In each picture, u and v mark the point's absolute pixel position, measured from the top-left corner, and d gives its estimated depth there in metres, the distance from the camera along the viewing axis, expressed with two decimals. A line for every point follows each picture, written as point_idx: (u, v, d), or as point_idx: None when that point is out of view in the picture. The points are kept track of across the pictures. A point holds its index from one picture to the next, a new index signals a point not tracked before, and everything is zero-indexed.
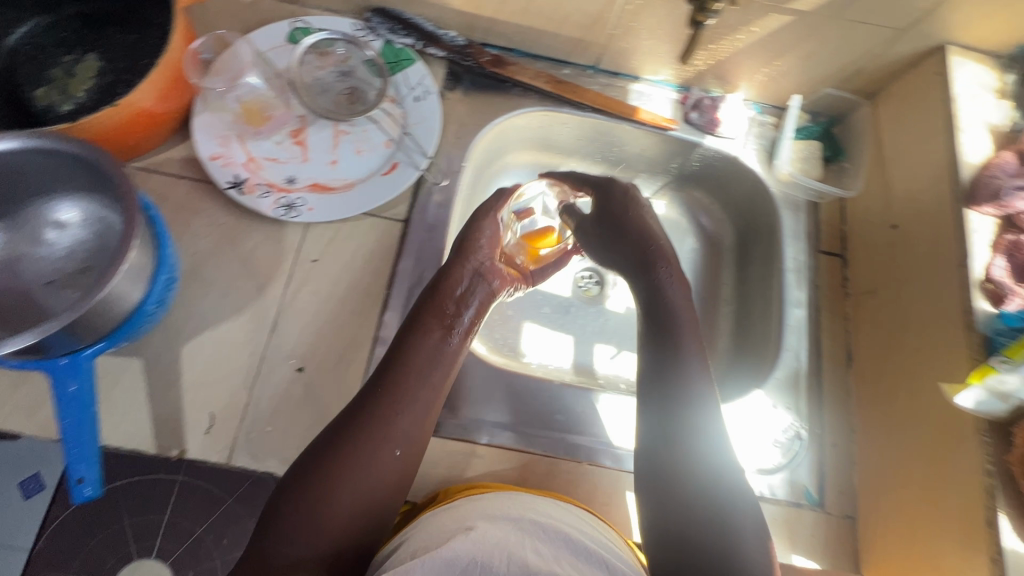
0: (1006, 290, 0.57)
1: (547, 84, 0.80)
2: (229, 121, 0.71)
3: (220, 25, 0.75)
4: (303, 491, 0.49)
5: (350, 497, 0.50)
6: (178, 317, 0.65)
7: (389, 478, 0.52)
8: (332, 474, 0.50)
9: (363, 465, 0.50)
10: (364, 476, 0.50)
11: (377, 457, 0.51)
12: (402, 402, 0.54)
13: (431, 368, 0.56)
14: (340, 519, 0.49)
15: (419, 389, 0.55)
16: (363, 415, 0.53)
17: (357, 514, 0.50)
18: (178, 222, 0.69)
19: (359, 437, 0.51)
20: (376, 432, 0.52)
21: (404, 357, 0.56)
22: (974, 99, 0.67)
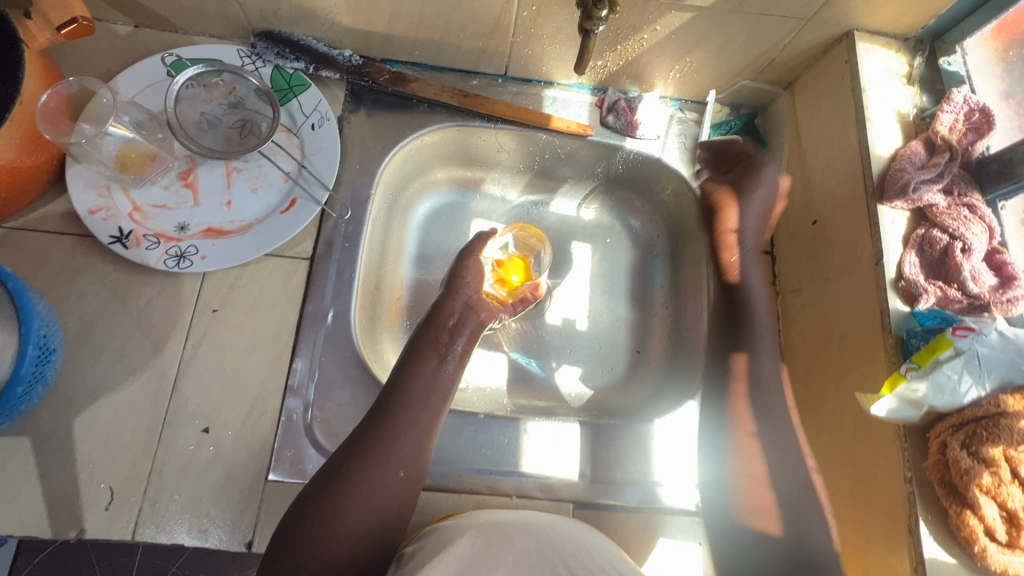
0: (918, 288, 0.56)
1: (453, 99, 0.77)
2: (105, 169, 0.65)
3: (95, 63, 0.70)
4: (317, 507, 0.55)
5: (359, 510, 0.56)
6: (68, 388, 0.61)
7: (395, 495, 0.57)
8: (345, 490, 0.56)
9: (371, 482, 0.57)
10: (375, 491, 0.56)
11: (387, 473, 0.57)
12: (405, 423, 0.60)
13: (431, 391, 0.64)
14: (350, 531, 0.55)
15: (422, 410, 0.62)
16: (372, 435, 0.59)
17: (364, 528, 0.55)
18: (60, 284, 0.63)
19: (370, 455, 0.58)
20: (382, 453, 0.58)
21: (406, 381, 0.63)
22: (882, 86, 0.65)
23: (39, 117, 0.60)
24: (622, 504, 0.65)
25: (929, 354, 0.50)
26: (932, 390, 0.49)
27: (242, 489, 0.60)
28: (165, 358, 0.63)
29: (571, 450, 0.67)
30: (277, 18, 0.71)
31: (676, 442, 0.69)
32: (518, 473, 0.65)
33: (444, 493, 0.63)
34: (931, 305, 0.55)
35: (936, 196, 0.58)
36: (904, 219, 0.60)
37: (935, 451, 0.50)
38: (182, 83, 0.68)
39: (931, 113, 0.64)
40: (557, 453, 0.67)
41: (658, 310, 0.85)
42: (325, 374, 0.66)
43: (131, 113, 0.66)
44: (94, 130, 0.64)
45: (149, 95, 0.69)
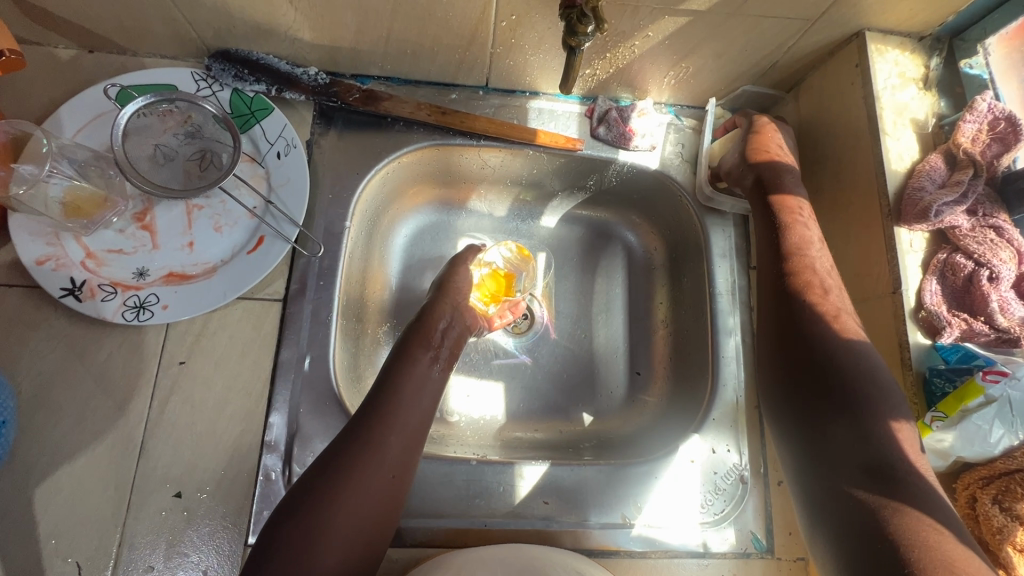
0: (942, 320, 0.51)
1: (430, 117, 0.70)
2: (50, 214, 0.59)
3: (36, 93, 0.64)
4: (295, 524, 0.49)
5: (343, 526, 0.50)
6: (25, 456, 0.56)
7: (382, 507, 0.53)
8: (327, 504, 0.51)
9: (354, 493, 0.52)
10: (360, 503, 0.52)
11: (373, 483, 0.53)
12: (393, 429, 0.56)
13: (420, 393, 0.60)
14: (335, 545, 0.50)
15: (410, 413, 0.58)
16: (355, 443, 0.54)
17: (350, 546, 0.51)
18: (12, 341, 0.58)
19: (354, 465, 0.53)
20: (369, 455, 0.53)
21: (393, 383, 0.59)
22: (896, 93, 0.60)
23: None
24: (625, 548, 0.62)
25: (957, 403, 0.46)
26: (960, 440, 0.47)
27: (221, 556, 0.56)
28: (130, 418, 0.59)
29: (571, 493, 0.63)
30: (232, 37, 0.64)
31: (683, 479, 0.65)
32: (514, 521, 0.62)
33: (436, 548, 0.60)
34: (955, 338, 0.51)
35: (959, 217, 0.53)
36: (923, 241, 0.55)
37: (963, 505, 0.47)
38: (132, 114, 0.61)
39: (950, 121, 0.59)
40: (555, 497, 0.63)
41: (658, 330, 0.80)
42: (304, 426, 0.61)
43: (73, 153, 0.60)
44: (34, 172, 0.57)
45: (96, 129, 0.63)
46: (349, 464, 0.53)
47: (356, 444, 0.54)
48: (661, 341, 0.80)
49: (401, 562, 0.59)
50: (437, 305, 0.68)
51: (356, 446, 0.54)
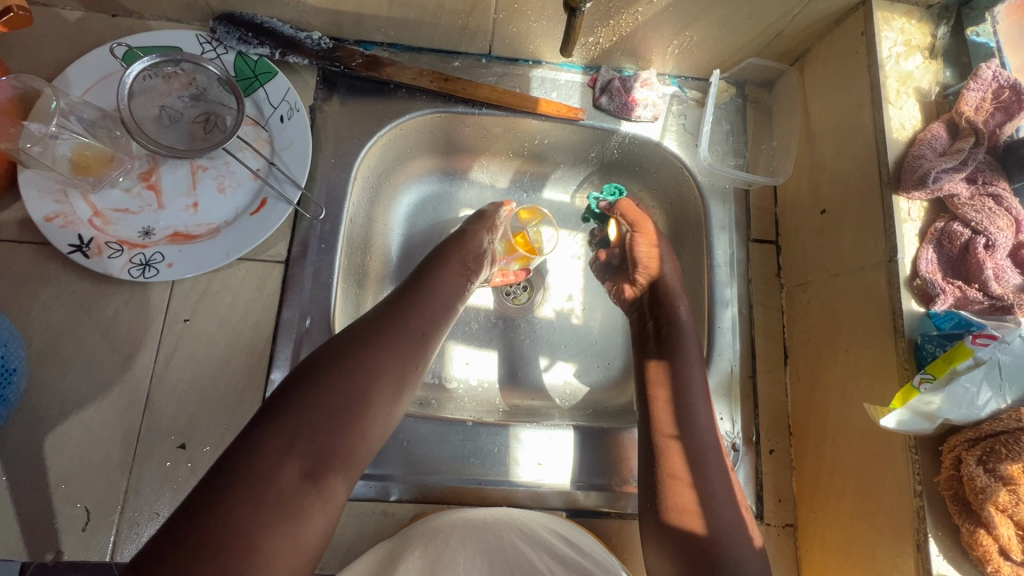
0: (936, 288, 0.52)
1: (433, 84, 0.71)
2: (59, 172, 0.60)
3: (43, 54, 0.65)
4: (316, 391, 0.52)
5: (356, 400, 0.53)
6: (37, 405, 0.58)
7: (394, 392, 0.55)
8: (347, 378, 0.53)
9: (375, 375, 0.54)
10: (379, 384, 0.54)
11: (392, 368, 0.56)
12: (417, 325, 0.59)
13: (446, 303, 0.63)
14: (359, 417, 0.53)
15: (433, 316, 0.61)
16: (379, 333, 0.57)
17: (357, 421, 0.53)
18: (22, 295, 0.60)
19: (377, 348, 0.56)
20: (403, 346, 0.57)
21: (422, 289, 0.62)
22: (901, 61, 0.59)
23: None
24: (617, 510, 0.63)
25: (946, 364, 0.47)
26: (947, 403, 0.47)
27: None
28: (136, 372, 0.60)
29: (564, 455, 0.64)
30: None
31: None
32: (508, 481, 0.63)
33: (431, 504, 0.61)
34: (948, 306, 0.51)
35: (958, 185, 0.54)
36: (921, 210, 0.55)
37: (948, 467, 0.48)
38: (137, 74, 0.62)
39: (955, 90, 0.58)
40: (549, 459, 0.64)
41: None
42: None
43: (82, 112, 0.62)
44: (43, 130, 0.59)
45: (103, 90, 0.64)
46: (371, 348, 0.55)
47: (380, 333, 0.57)
48: None
49: (397, 516, 0.60)
50: (472, 230, 0.70)
51: (381, 334, 0.57)
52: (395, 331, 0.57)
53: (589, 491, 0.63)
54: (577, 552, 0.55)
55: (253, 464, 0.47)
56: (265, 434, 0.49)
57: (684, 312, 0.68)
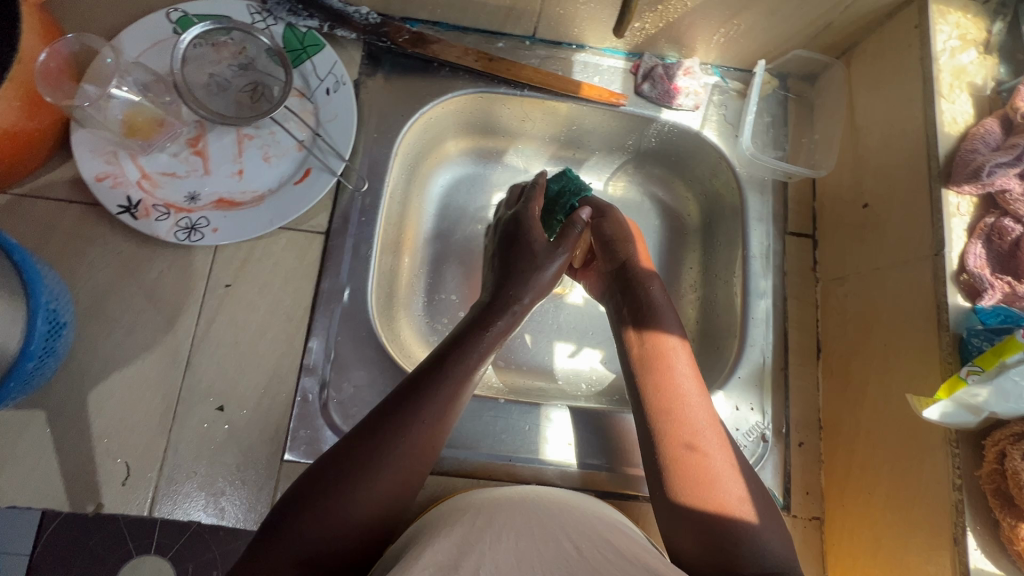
0: (985, 283, 0.51)
1: (477, 63, 0.71)
2: (112, 134, 0.61)
3: (97, 19, 0.66)
4: (325, 498, 0.47)
5: (373, 501, 0.48)
6: (82, 361, 0.59)
7: (415, 483, 0.51)
8: (361, 480, 0.48)
9: (420, 432, 0.51)
10: (398, 479, 0.50)
11: (414, 461, 0.51)
12: (442, 410, 0.53)
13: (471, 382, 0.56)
14: (401, 465, 0.50)
15: (460, 397, 0.54)
16: (398, 427, 0.51)
17: (375, 517, 0.49)
18: (70, 254, 0.61)
19: (398, 443, 0.50)
20: (452, 396, 0.54)
21: (447, 370, 0.54)
22: (955, 56, 0.59)
23: (39, 78, 0.57)
24: (645, 494, 0.63)
25: (995, 357, 0.47)
26: (994, 396, 0.47)
27: (258, 469, 0.59)
28: (178, 334, 0.61)
29: (594, 439, 0.65)
30: None
31: None
32: (537, 459, 0.63)
33: (463, 478, 0.62)
34: (996, 302, 0.51)
35: (1011, 181, 0.53)
36: (970, 206, 0.55)
37: (992, 461, 0.48)
38: (190, 41, 0.64)
39: (1010, 86, 0.58)
40: (578, 442, 0.65)
41: (688, 293, 0.80)
42: (340, 354, 0.63)
43: (136, 74, 0.63)
44: (99, 92, 0.61)
45: (155, 55, 0.64)
46: (391, 445, 0.50)
47: (401, 427, 0.51)
48: (690, 303, 0.79)
49: (428, 489, 0.61)
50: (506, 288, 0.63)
51: (400, 426, 0.51)
52: (416, 423, 0.51)
53: (615, 473, 0.64)
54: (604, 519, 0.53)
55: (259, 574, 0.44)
56: (272, 550, 0.45)
57: (658, 291, 0.64)
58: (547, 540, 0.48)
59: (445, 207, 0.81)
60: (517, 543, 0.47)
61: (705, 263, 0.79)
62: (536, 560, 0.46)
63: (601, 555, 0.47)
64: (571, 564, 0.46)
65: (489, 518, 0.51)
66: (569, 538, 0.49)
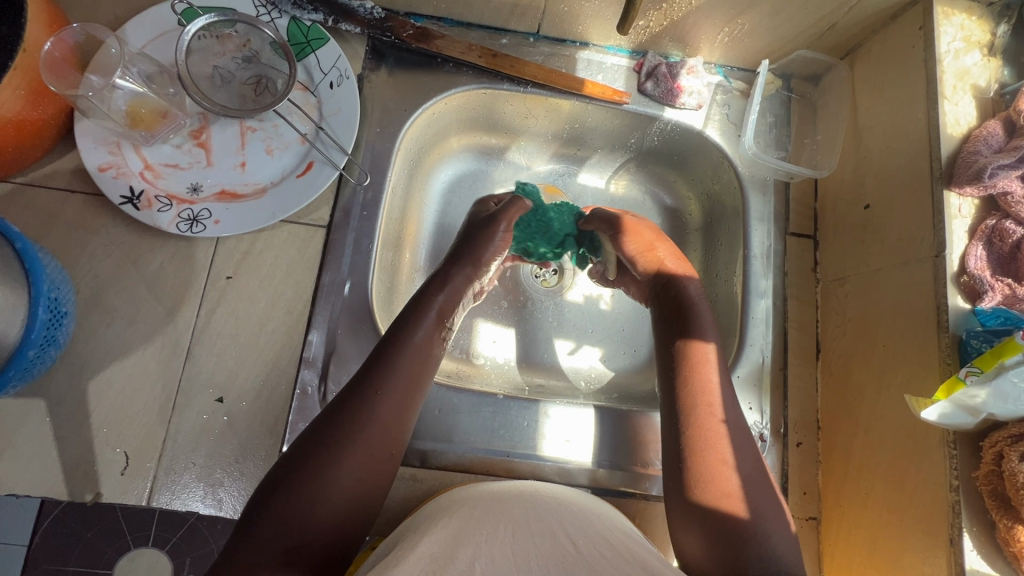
0: (985, 285, 0.51)
1: (481, 59, 0.71)
2: (114, 124, 0.61)
3: (101, 10, 0.66)
4: (290, 488, 0.48)
5: (338, 487, 0.49)
6: (83, 351, 0.59)
7: (379, 469, 0.52)
8: (323, 468, 0.49)
9: (383, 406, 0.53)
10: (363, 460, 0.51)
11: (372, 444, 0.52)
12: (392, 391, 0.54)
13: (423, 365, 0.57)
14: (366, 440, 0.51)
15: (410, 378, 0.55)
16: (351, 410, 0.52)
17: (346, 493, 0.50)
18: (72, 244, 0.61)
19: (360, 422, 0.51)
20: (411, 372, 0.55)
21: (394, 353, 0.56)
22: (958, 58, 0.59)
23: (43, 67, 0.57)
24: (643, 492, 0.63)
25: (994, 358, 0.47)
26: (993, 397, 0.47)
27: (255, 461, 0.59)
28: (178, 325, 0.61)
29: (593, 437, 0.65)
30: None
31: None
32: (535, 455, 0.63)
33: (460, 473, 0.62)
34: (995, 304, 0.51)
35: (1013, 183, 0.53)
36: (971, 208, 0.55)
37: (989, 462, 0.48)
38: (194, 33, 0.63)
39: (1013, 89, 0.58)
40: (576, 439, 0.65)
41: None
42: (340, 347, 0.64)
43: (140, 64, 0.62)
44: (102, 82, 0.60)
45: (160, 46, 0.65)
46: (345, 429, 0.51)
47: (354, 410, 0.52)
48: None
49: (425, 484, 0.61)
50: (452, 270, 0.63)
51: (354, 410, 0.52)
52: (366, 404, 0.52)
53: (612, 470, 0.64)
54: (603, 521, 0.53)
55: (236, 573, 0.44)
56: (244, 547, 0.46)
57: (694, 289, 0.65)
58: (542, 534, 0.48)
59: (447, 205, 0.81)
60: (513, 536, 0.48)
61: (706, 262, 0.79)
62: (532, 553, 0.46)
63: (596, 551, 0.47)
64: (567, 559, 0.46)
65: (485, 510, 0.51)
66: (565, 532, 0.49)
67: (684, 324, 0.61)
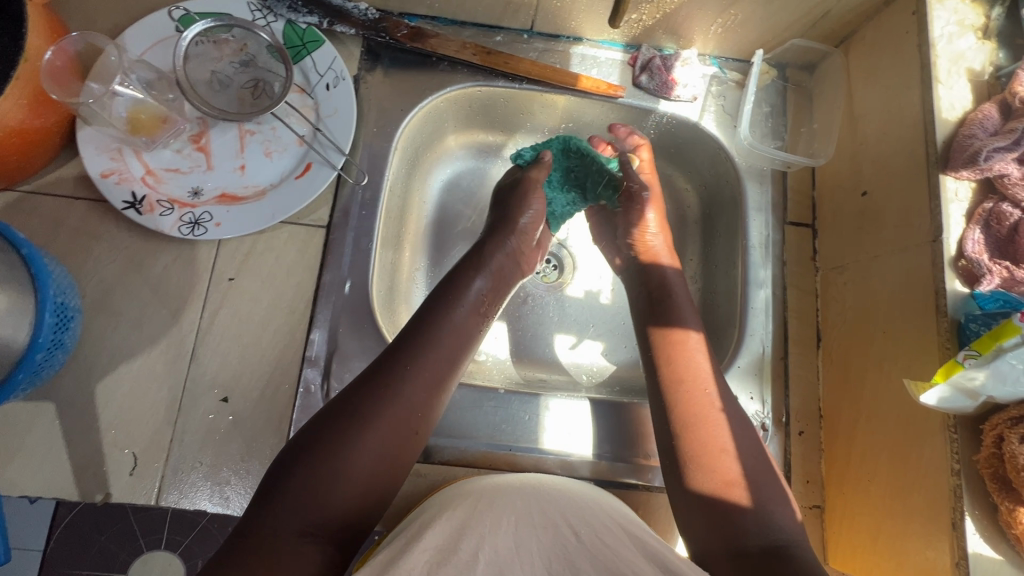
0: (983, 268, 0.51)
1: (475, 57, 0.71)
2: (116, 131, 0.62)
3: (101, 18, 0.67)
4: (317, 458, 0.48)
5: (361, 461, 0.49)
6: (90, 353, 0.60)
7: (404, 447, 0.52)
8: (348, 441, 0.49)
9: (414, 384, 0.54)
10: (387, 437, 0.51)
11: (397, 422, 0.52)
12: (425, 370, 0.55)
13: (454, 347, 0.57)
14: (394, 415, 0.52)
15: (441, 360, 0.56)
16: (380, 387, 0.52)
17: (368, 465, 0.50)
18: (77, 250, 0.62)
19: (391, 396, 0.52)
20: (444, 352, 0.56)
21: (430, 335, 0.57)
22: (953, 42, 0.59)
23: (45, 76, 0.58)
24: (644, 483, 0.63)
25: (992, 341, 0.47)
26: (992, 379, 0.47)
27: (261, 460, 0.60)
28: (182, 327, 0.62)
29: (594, 430, 0.65)
30: None
31: None
32: (536, 449, 0.64)
33: (463, 467, 0.62)
34: (994, 287, 0.51)
35: (1009, 166, 0.53)
36: (969, 191, 0.55)
37: (990, 445, 0.48)
38: (191, 38, 0.64)
39: (1008, 71, 0.58)
40: (576, 432, 0.65)
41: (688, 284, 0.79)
42: (342, 345, 0.64)
43: (139, 71, 0.63)
44: (103, 89, 0.61)
45: (160, 51, 0.66)
46: (373, 405, 0.51)
47: (384, 386, 0.52)
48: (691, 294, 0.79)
49: (428, 478, 0.61)
50: (489, 249, 0.66)
51: (383, 387, 0.52)
52: (401, 382, 0.53)
53: (615, 462, 0.64)
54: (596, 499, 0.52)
55: (257, 539, 0.45)
56: (270, 513, 0.46)
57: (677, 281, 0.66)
58: (546, 527, 0.49)
59: (442, 205, 0.81)
60: (517, 529, 0.49)
61: (706, 255, 0.79)
62: (533, 547, 0.48)
63: (599, 541, 0.48)
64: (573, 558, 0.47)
65: (489, 500, 0.51)
66: (566, 522, 0.49)
67: (667, 314, 0.63)
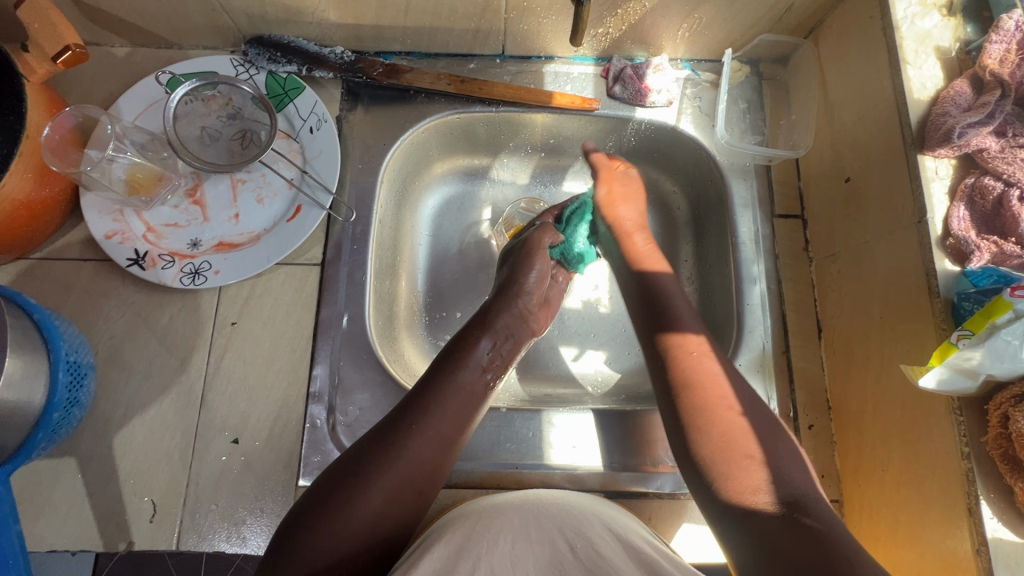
0: (971, 246, 0.51)
1: (450, 86, 0.74)
2: (116, 194, 0.66)
3: (97, 89, 0.71)
4: (326, 513, 0.50)
5: (368, 515, 0.50)
6: (106, 408, 0.63)
7: (410, 504, 0.53)
8: (356, 497, 0.50)
9: (425, 441, 0.54)
10: (393, 493, 0.52)
11: (405, 480, 0.53)
12: (435, 427, 0.55)
13: (465, 405, 0.58)
14: (404, 472, 0.52)
15: (452, 417, 0.56)
16: (392, 441, 0.53)
17: (373, 524, 0.50)
18: (88, 308, 0.66)
19: (403, 454, 0.53)
20: (454, 410, 0.57)
21: (441, 389, 0.58)
22: (918, 22, 0.59)
23: (46, 150, 0.61)
24: (655, 491, 0.63)
25: (984, 319, 0.46)
26: (989, 358, 0.46)
27: (271, 499, 0.61)
28: (191, 373, 0.65)
29: (600, 441, 0.65)
30: (265, 22, 0.69)
31: None
32: (543, 465, 0.64)
33: (471, 489, 0.63)
34: (985, 263, 0.50)
35: (986, 139, 0.53)
36: (949, 168, 0.54)
37: (996, 425, 0.46)
38: (179, 99, 0.68)
39: (977, 45, 0.58)
40: (582, 445, 0.65)
41: (684, 286, 0.79)
42: (344, 378, 0.65)
43: (134, 136, 0.67)
44: (100, 155, 0.65)
45: (152, 114, 0.69)
46: (384, 456, 0.52)
47: (393, 442, 0.53)
48: (688, 296, 0.78)
49: (438, 502, 0.62)
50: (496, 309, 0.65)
51: (396, 438, 0.53)
52: (412, 436, 0.54)
53: (625, 472, 0.63)
54: (597, 518, 0.53)
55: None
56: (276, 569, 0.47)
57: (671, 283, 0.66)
58: (542, 543, 0.50)
59: (434, 231, 0.82)
60: (513, 547, 0.50)
61: (699, 255, 0.79)
62: (530, 566, 0.48)
63: (597, 552, 0.49)
64: (565, 565, 0.48)
65: (489, 520, 0.52)
66: (565, 537, 0.50)
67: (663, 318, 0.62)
